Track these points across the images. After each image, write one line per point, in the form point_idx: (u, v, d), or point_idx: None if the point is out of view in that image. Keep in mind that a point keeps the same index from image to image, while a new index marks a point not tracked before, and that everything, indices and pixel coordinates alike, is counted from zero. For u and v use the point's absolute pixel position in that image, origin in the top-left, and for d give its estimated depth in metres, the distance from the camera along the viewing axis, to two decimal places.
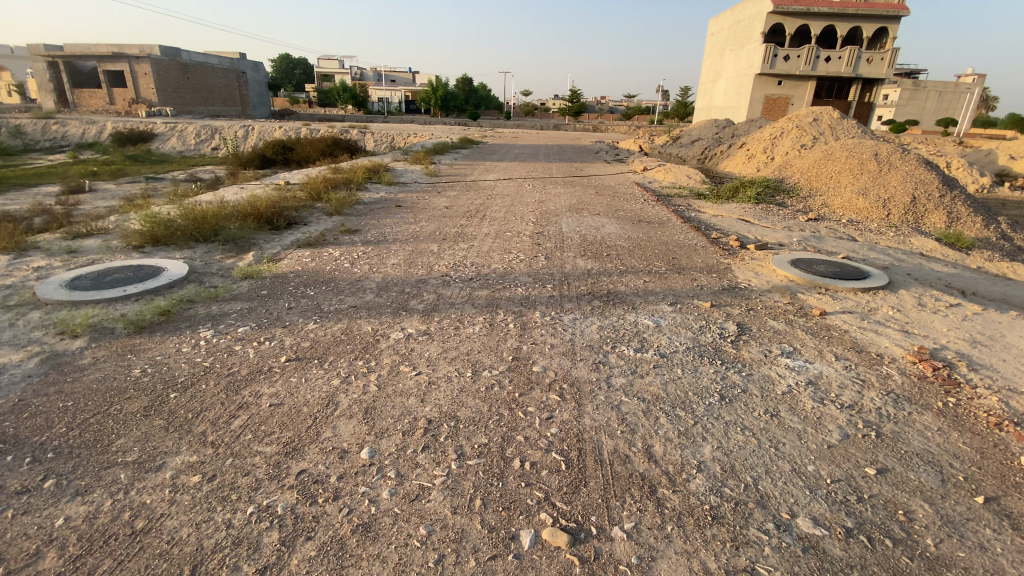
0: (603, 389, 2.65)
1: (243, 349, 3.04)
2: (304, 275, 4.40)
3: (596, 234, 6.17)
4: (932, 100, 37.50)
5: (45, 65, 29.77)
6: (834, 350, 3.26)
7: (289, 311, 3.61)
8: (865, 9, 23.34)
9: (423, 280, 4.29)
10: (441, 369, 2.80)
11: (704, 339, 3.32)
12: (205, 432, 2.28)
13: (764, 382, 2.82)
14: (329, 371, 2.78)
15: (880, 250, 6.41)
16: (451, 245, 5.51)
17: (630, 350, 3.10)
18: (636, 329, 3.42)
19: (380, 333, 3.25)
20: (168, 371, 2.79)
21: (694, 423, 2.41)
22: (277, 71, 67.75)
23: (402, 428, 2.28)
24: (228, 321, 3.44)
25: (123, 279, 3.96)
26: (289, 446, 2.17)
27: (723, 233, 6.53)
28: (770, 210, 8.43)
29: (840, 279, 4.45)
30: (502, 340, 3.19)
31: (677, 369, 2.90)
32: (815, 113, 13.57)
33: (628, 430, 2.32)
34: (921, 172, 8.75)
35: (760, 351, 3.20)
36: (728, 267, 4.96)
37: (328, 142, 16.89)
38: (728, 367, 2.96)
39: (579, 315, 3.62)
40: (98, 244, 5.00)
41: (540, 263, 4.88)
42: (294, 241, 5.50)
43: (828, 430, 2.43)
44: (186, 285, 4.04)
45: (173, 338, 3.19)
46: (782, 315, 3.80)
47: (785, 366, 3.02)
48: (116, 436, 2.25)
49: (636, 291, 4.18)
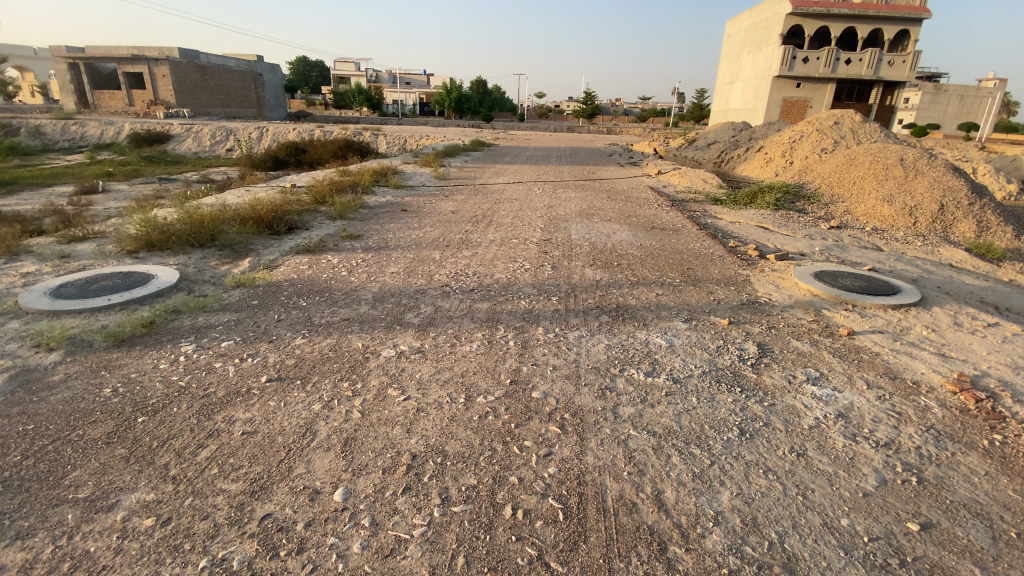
0: (609, 421, 2.39)
1: (223, 367, 2.84)
2: (299, 284, 4.21)
3: (607, 242, 5.91)
4: (954, 103, 36.61)
5: (67, 66, 30.29)
6: (865, 376, 2.95)
7: (277, 324, 3.41)
8: (887, 10, 22.70)
9: (422, 291, 4.08)
10: (431, 394, 2.57)
11: (721, 361, 3.05)
12: (168, 465, 2.08)
13: (789, 414, 2.54)
14: (312, 394, 2.56)
15: (908, 261, 6.06)
16: (454, 252, 5.30)
17: (639, 374, 2.84)
18: (646, 349, 3.16)
19: (370, 350, 3.03)
20: (140, 391, 2.60)
21: (711, 464, 2.14)
22: (294, 73, 68.94)
23: (382, 464, 2.06)
24: (212, 334, 3.25)
25: (109, 287, 3.81)
26: (256, 485, 1.96)
27: (740, 241, 6.24)
28: (790, 217, 8.09)
29: (868, 295, 4.14)
30: (501, 360, 2.95)
31: (692, 397, 2.63)
32: (836, 115, 13.11)
33: (636, 472, 2.06)
34: (950, 178, 8.32)
35: (783, 376, 2.91)
36: (746, 279, 4.67)
37: (340, 144, 16.85)
38: (748, 396, 2.69)
39: (585, 332, 3.37)
40: (93, 249, 4.87)
41: (546, 273, 4.63)
42: (293, 246, 5.32)
43: (862, 475, 2.14)
44: (175, 294, 3.88)
45: (152, 353, 3.01)
46: (807, 334, 3.49)
47: (812, 395, 2.72)
48: (72, 467, 2.07)
49: (648, 305, 3.91)
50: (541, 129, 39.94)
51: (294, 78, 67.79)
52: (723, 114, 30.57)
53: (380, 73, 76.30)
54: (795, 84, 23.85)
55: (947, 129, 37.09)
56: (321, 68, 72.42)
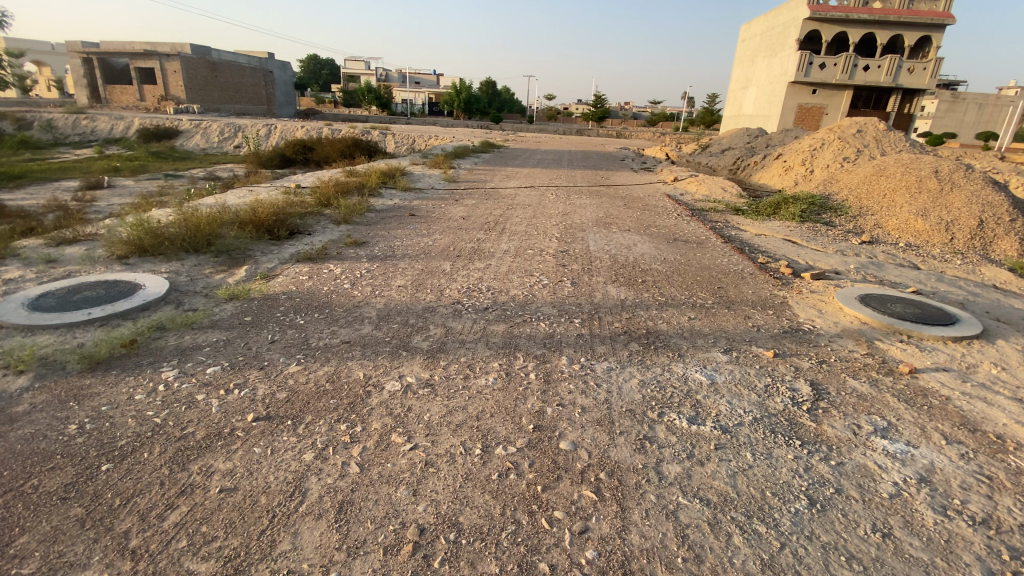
0: (653, 484, 2.03)
1: (206, 400, 2.48)
2: (297, 297, 3.87)
3: (628, 255, 5.53)
4: (971, 113, 35.98)
5: (80, 61, 30.15)
6: (940, 429, 2.59)
7: (270, 346, 3.06)
8: (908, 16, 22.29)
9: (432, 308, 3.73)
10: (441, 442, 2.21)
11: (773, 405, 2.68)
12: (129, 533, 1.72)
13: (861, 479, 2.19)
14: (304, 439, 2.21)
15: (950, 282, 5.66)
16: (466, 263, 4.95)
17: (680, 420, 2.47)
18: (686, 387, 2.78)
19: (373, 383, 2.67)
20: (110, 430, 2.24)
21: (782, 546, 1.78)
22: (305, 71, 69.00)
23: (384, 540, 1.70)
24: (197, 358, 2.90)
25: (92, 298, 3.47)
26: (230, 565, 1.60)
27: (771, 257, 5.85)
28: (818, 230, 7.69)
29: (924, 325, 3.75)
30: (521, 400, 2.57)
31: (746, 453, 2.28)
32: (859, 123, 12.64)
33: (692, 558, 1.70)
34: (988, 192, 7.90)
35: (846, 427, 2.56)
36: (784, 301, 4.30)
37: (348, 143, 16.54)
38: (811, 452, 2.34)
39: (615, 364, 2.99)
40: (81, 253, 4.54)
41: (565, 290, 4.26)
42: (294, 254, 4.97)
43: (964, 565, 1.77)
44: (162, 307, 3.53)
45: (129, 380, 2.65)
46: (864, 371, 3.14)
47: (883, 454, 2.37)
48: (19, 532, 1.71)
49: (681, 331, 3.53)
50: (551, 131, 39.55)
51: (304, 75, 67.86)
52: (735, 120, 30.16)
53: (390, 74, 76.45)
54: (811, 91, 23.36)
55: (964, 138, 36.45)
56: (331, 67, 72.56)
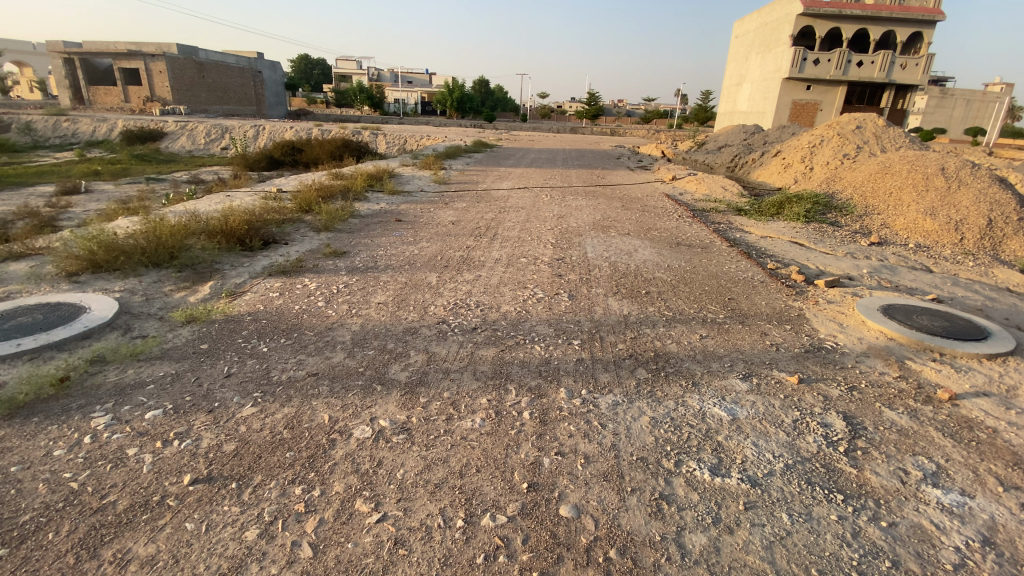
0: (674, 565, 1.65)
1: (138, 457, 2.08)
2: (264, 319, 3.46)
3: (629, 262, 5.15)
4: (960, 108, 35.82)
5: (61, 61, 29.41)
6: (996, 471, 2.23)
7: (224, 382, 2.65)
8: (900, 12, 22.07)
9: (413, 330, 3.34)
10: (415, 511, 1.82)
11: (804, 446, 2.32)
12: None
13: (919, 545, 1.82)
14: (249, 510, 1.82)
15: (966, 285, 5.33)
16: (454, 274, 4.57)
17: (701, 471, 2.10)
18: (705, 426, 2.41)
19: (339, 429, 2.27)
20: (12, 501, 1.84)
21: None
22: (298, 70, 68.61)
23: None
24: (136, 399, 2.48)
25: (26, 325, 3.06)
26: None
27: (780, 262, 5.49)
28: (825, 230, 7.38)
29: (957, 341, 3.39)
30: (514, 448, 2.19)
31: (782, 515, 1.90)
32: (858, 119, 12.31)
33: None
34: (996, 190, 7.61)
35: (891, 473, 2.18)
36: (800, 314, 3.94)
37: (336, 142, 16.08)
38: (856, 510, 1.96)
39: (621, 399, 2.60)
40: (27, 270, 4.12)
41: (563, 305, 3.88)
42: (266, 267, 4.57)
43: None
44: (107, 334, 3.12)
45: (50, 430, 2.24)
46: (900, 400, 2.77)
47: (937, 506, 2.01)
48: None
49: (693, 353, 3.16)
50: (543, 130, 39.14)
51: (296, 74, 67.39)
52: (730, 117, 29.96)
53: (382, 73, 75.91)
54: (806, 86, 23.10)
55: (954, 134, 36.38)
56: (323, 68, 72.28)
